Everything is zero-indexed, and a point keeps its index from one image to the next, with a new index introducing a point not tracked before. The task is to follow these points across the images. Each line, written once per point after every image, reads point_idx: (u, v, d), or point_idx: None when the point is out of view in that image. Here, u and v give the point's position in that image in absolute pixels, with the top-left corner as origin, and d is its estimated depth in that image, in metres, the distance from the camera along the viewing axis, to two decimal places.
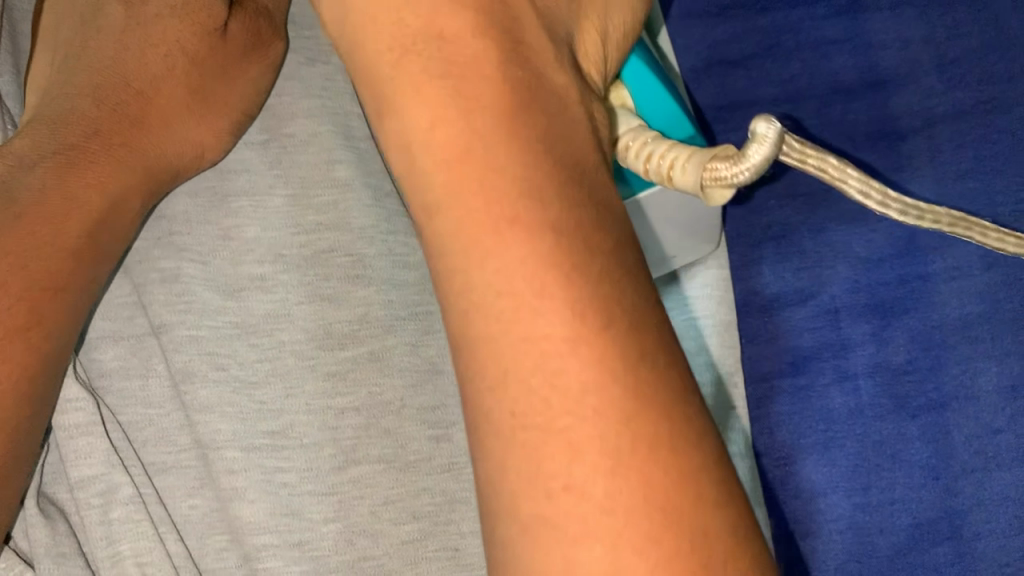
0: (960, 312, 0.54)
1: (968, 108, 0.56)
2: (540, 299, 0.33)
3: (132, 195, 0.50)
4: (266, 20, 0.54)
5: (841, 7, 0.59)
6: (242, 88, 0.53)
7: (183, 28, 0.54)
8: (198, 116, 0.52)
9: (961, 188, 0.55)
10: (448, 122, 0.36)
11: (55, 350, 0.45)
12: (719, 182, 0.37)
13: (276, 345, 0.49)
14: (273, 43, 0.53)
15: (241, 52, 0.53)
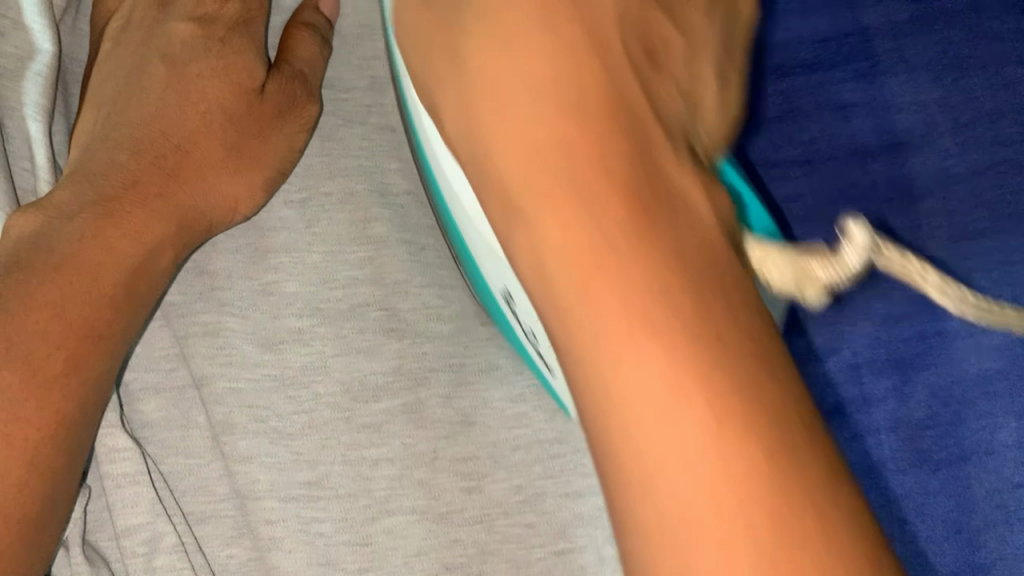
0: (980, 368, 0.55)
1: (981, 169, 0.59)
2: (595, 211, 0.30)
3: (168, 246, 0.49)
4: (303, 81, 0.53)
5: (858, 72, 0.60)
6: (278, 146, 0.53)
7: (221, 84, 0.53)
8: (235, 172, 0.52)
9: (973, 246, 0.58)
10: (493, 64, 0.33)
11: (89, 398, 0.44)
12: (814, 281, 0.34)
13: (312, 397, 0.50)
14: (306, 107, 0.53)
15: (277, 111, 0.53)
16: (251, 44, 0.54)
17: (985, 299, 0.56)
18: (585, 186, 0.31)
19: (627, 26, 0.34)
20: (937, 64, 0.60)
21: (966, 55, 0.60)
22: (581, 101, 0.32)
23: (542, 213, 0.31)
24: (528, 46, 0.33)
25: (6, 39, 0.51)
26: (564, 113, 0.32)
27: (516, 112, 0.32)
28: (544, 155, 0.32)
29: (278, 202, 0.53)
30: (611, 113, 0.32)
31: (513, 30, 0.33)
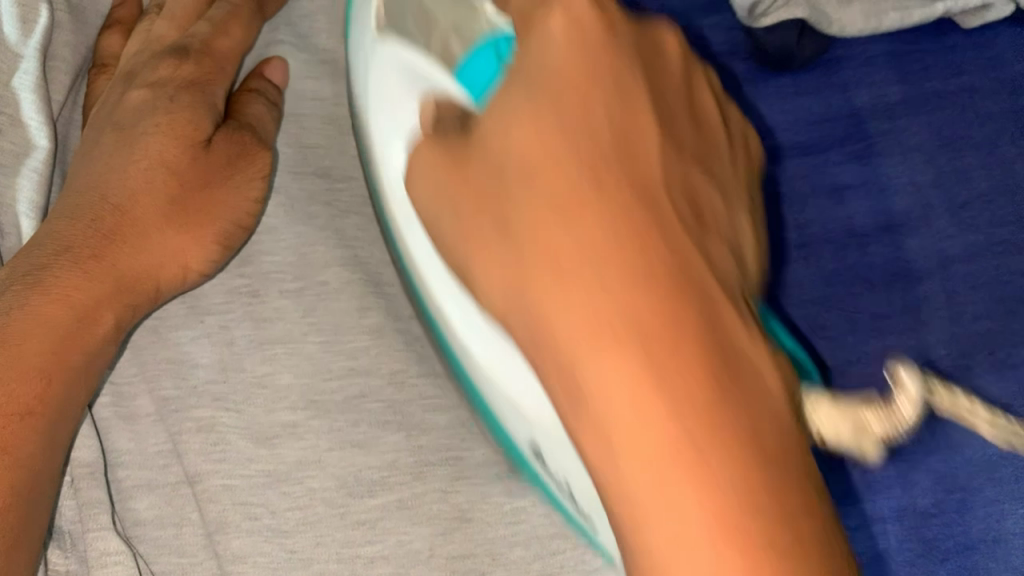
0: (984, 453, 0.54)
1: (981, 250, 0.58)
2: (611, 318, 0.30)
3: (104, 311, 0.46)
4: (252, 133, 0.52)
5: (853, 154, 0.60)
6: (230, 198, 0.50)
7: (163, 139, 0.49)
8: (180, 227, 0.49)
9: (980, 328, 0.56)
10: (535, 160, 0.33)
11: (29, 483, 0.42)
12: (872, 436, 0.34)
13: (306, 493, 0.49)
14: (259, 153, 0.51)
15: (226, 161, 0.50)
16: (203, 100, 0.51)
17: (987, 382, 0.56)
18: (636, 326, 0.30)
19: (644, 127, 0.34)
20: (932, 144, 0.60)
21: (960, 136, 0.60)
22: (615, 216, 0.32)
23: (596, 365, 0.30)
24: (562, 187, 0.32)
25: (4, 135, 0.51)
26: (616, 275, 0.31)
27: (535, 212, 0.32)
28: (567, 246, 0.31)
29: (273, 292, 0.52)
30: (651, 237, 0.32)
31: (545, 131, 0.33)
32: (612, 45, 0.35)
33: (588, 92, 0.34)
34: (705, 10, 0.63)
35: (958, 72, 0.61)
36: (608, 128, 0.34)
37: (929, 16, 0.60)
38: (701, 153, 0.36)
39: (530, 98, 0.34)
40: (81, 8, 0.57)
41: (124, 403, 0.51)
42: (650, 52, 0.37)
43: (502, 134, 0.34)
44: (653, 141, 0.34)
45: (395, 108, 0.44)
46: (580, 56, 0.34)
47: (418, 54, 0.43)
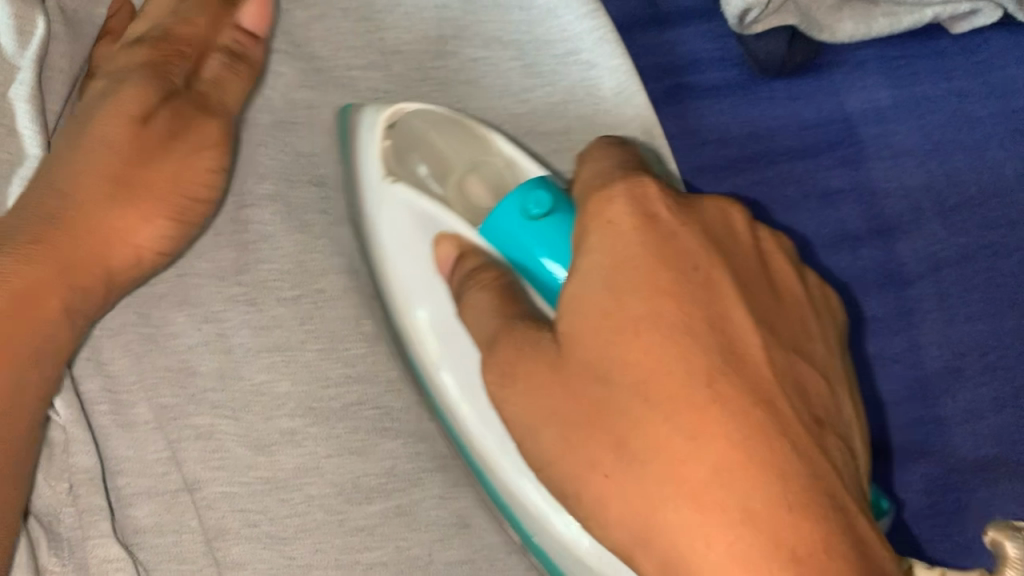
0: (976, 454, 0.55)
1: (971, 253, 0.58)
2: (714, 475, 0.37)
3: (51, 292, 0.47)
4: (199, 106, 0.53)
5: (844, 158, 0.61)
6: (179, 171, 0.52)
7: (107, 123, 0.51)
8: (128, 204, 0.51)
9: (972, 329, 0.57)
10: (631, 352, 0.39)
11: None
12: None
13: (305, 500, 0.50)
14: (209, 125, 0.52)
15: (170, 138, 0.52)
16: (149, 78, 0.52)
17: (978, 385, 0.56)
18: (766, 493, 0.37)
19: (725, 305, 0.40)
20: (922, 148, 0.61)
21: (949, 140, 0.61)
22: (706, 393, 0.38)
23: (706, 541, 0.37)
24: (657, 372, 0.38)
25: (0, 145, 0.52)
26: (717, 448, 0.37)
27: (635, 400, 0.39)
28: (665, 429, 0.38)
29: (271, 300, 0.52)
30: (764, 418, 0.38)
31: (632, 322, 0.39)
32: (694, 241, 0.41)
33: (672, 292, 0.39)
34: (701, 18, 0.63)
35: (948, 75, 0.62)
36: (705, 322, 0.39)
37: (919, 20, 0.60)
38: (793, 337, 0.42)
39: (625, 317, 0.39)
40: (77, 18, 0.57)
41: (122, 412, 0.50)
42: (723, 230, 0.43)
43: (602, 351, 0.39)
44: (747, 329, 0.40)
45: (421, 258, 0.50)
46: (659, 248, 0.40)
47: (437, 203, 0.49)
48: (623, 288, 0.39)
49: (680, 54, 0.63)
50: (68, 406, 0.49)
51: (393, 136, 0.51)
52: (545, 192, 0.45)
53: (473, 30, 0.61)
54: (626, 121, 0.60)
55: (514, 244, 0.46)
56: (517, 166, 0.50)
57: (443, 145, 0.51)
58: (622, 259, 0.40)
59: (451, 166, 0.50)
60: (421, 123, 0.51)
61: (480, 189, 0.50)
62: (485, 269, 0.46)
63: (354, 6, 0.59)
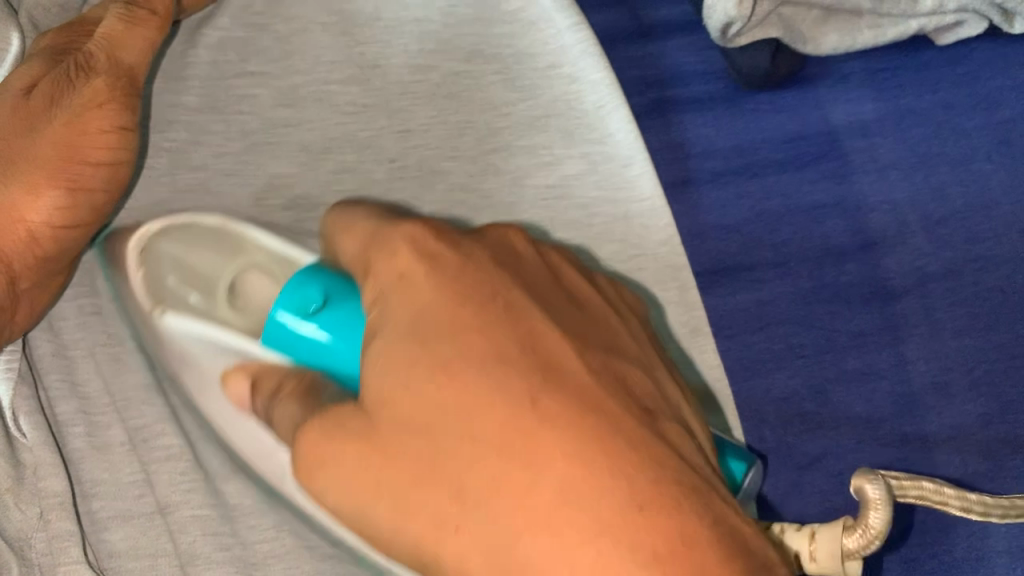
0: (959, 472, 0.53)
1: (957, 267, 0.58)
2: (553, 488, 0.34)
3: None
4: (83, 62, 0.47)
5: (829, 172, 0.60)
6: (55, 134, 0.45)
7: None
8: (3, 181, 0.45)
9: (959, 344, 0.56)
10: (438, 389, 0.36)
11: None
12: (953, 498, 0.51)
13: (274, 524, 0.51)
14: (92, 82, 0.46)
15: (48, 103, 0.45)
16: (44, 58, 0.48)
17: (964, 403, 0.55)
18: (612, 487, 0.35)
19: (527, 322, 0.39)
20: (908, 161, 0.60)
21: (935, 153, 0.60)
22: (518, 408, 0.36)
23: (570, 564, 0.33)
24: (467, 398, 0.36)
25: None
26: (550, 458, 0.35)
27: (452, 435, 0.36)
28: (486, 455, 0.35)
29: None
30: (589, 416, 0.36)
31: (432, 360, 0.37)
32: (481, 269, 0.41)
33: (471, 319, 0.38)
34: (684, 31, 0.64)
35: (933, 88, 0.62)
36: (502, 338, 0.38)
37: (904, 33, 0.60)
38: (608, 345, 0.41)
39: (427, 355, 0.37)
40: None
41: (98, 433, 0.50)
42: (507, 255, 0.43)
43: (411, 395, 0.37)
44: (551, 336, 0.39)
45: (214, 383, 0.48)
46: (447, 282, 0.39)
47: (222, 331, 0.48)
48: (418, 330, 0.38)
49: (662, 70, 0.63)
50: (34, 428, 0.48)
51: (148, 267, 0.49)
52: (314, 285, 0.46)
53: (454, 44, 0.60)
54: (610, 132, 0.59)
55: (304, 346, 0.46)
56: (290, 257, 0.50)
57: (199, 261, 0.49)
58: (413, 305, 0.39)
59: (223, 279, 0.49)
60: (173, 245, 0.49)
61: (264, 284, 0.49)
62: (290, 377, 0.45)
63: (334, 21, 0.59)
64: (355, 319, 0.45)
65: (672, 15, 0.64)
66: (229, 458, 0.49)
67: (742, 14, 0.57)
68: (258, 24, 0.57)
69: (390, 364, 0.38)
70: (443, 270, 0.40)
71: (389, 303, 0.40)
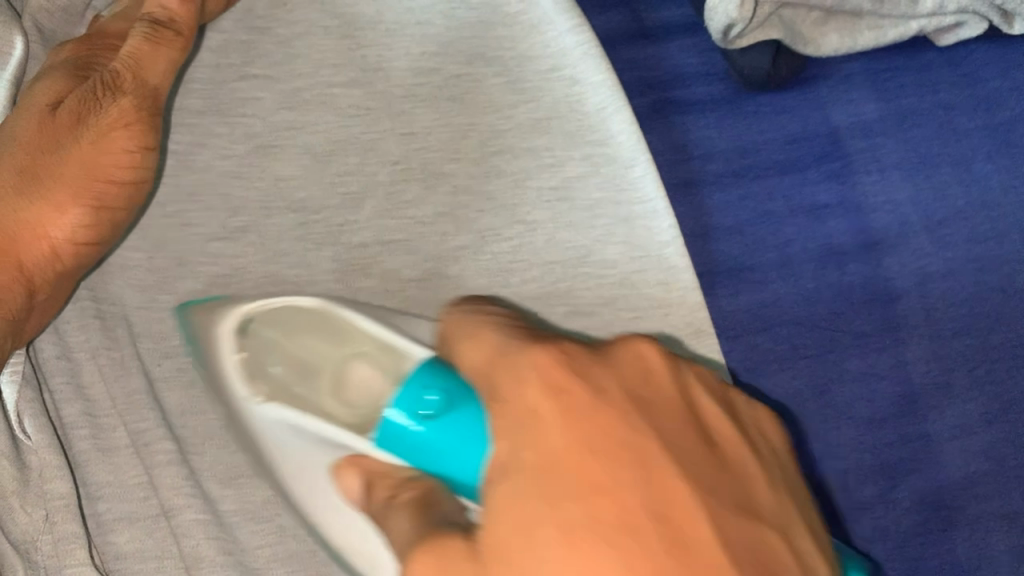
0: (965, 471, 0.55)
1: (959, 267, 0.58)
2: None
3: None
4: (108, 83, 0.46)
5: (831, 173, 0.60)
6: (82, 156, 0.45)
7: (17, 117, 0.46)
8: (31, 198, 0.45)
9: (960, 344, 0.56)
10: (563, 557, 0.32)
11: None
12: None
13: (276, 530, 0.50)
14: (118, 101, 0.46)
15: (74, 120, 0.45)
16: (66, 69, 0.48)
17: (967, 401, 0.55)
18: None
19: (668, 486, 0.33)
20: (910, 162, 0.60)
21: (935, 153, 0.60)
22: None
23: None
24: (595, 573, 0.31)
25: None
26: None
27: None
28: None
29: None
30: None
31: (557, 521, 0.32)
32: (616, 420, 0.35)
33: (605, 478, 0.33)
34: (685, 33, 0.64)
35: (934, 89, 0.62)
36: (645, 511, 0.32)
37: (905, 33, 0.60)
38: (747, 507, 0.35)
39: (558, 513, 0.32)
40: (53, 37, 0.57)
41: (102, 436, 0.50)
42: (638, 386, 0.37)
43: (533, 557, 0.32)
44: (699, 515, 0.33)
45: (319, 469, 0.46)
46: (578, 427, 0.34)
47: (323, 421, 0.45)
48: (546, 481, 0.33)
49: (663, 71, 0.63)
50: (39, 430, 0.48)
51: (247, 349, 0.46)
52: (438, 387, 0.42)
53: (456, 46, 0.60)
54: (612, 134, 0.59)
55: (422, 452, 0.42)
56: (392, 347, 0.45)
57: (305, 346, 0.46)
58: (544, 456, 0.34)
59: (322, 368, 0.46)
60: (276, 330, 0.47)
61: (366, 373, 0.45)
62: (406, 491, 0.41)
63: (335, 24, 0.59)
64: (476, 428, 0.41)
65: (674, 17, 0.64)
66: (329, 546, 0.46)
67: (744, 15, 0.56)
68: (260, 27, 0.58)
69: (513, 512, 0.33)
70: (580, 409, 0.35)
71: (516, 445, 0.35)
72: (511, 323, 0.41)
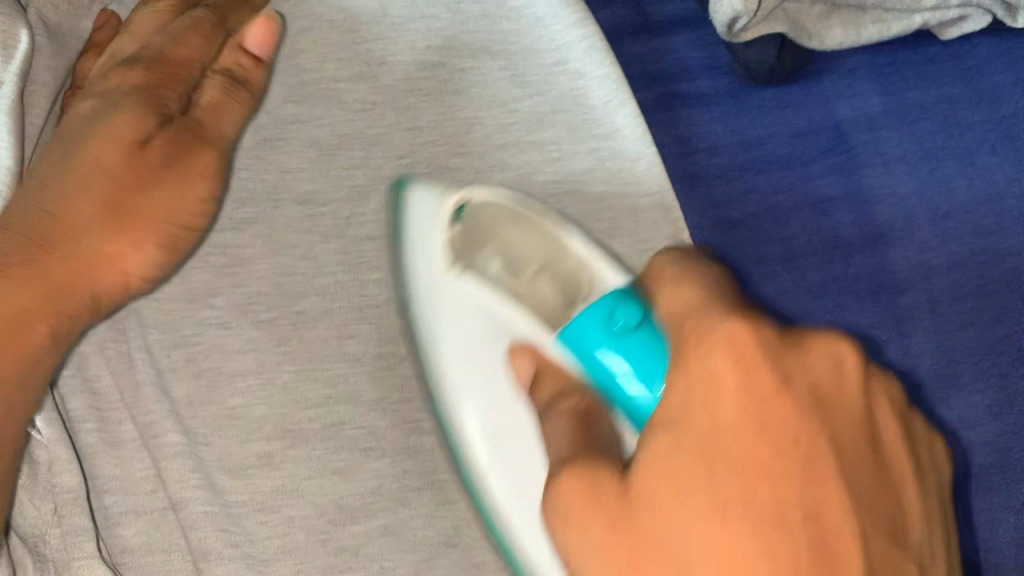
0: (971, 461, 0.55)
1: (963, 259, 0.58)
2: None
3: (35, 323, 0.45)
4: (197, 133, 0.47)
5: (836, 166, 0.60)
6: (169, 204, 0.46)
7: (100, 143, 0.45)
8: (113, 234, 0.46)
9: (965, 337, 0.57)
10: (697, 515, 0.33)
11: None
12: None
13: (284, 521, 0.49)
14: (204, 154, 0.47)
15: (165, 165, 0.46)
16: (145, 101, 0.46)
17: (972, 393, 0.56)
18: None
19: (824, 479, 0.34)
20: (914, 155, 0.60)
21: (940, 146, 0.61)
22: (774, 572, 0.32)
23: None
24: (725, 542, 0.33)
25: None
26: None
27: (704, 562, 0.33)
28: None
29: (246, 322, 0.52)
30: None
31: (700, 478, 0.33)
32: (789, 412, 0.34)
33: (769, 460, 0.34)
34: (689, 26, 0.64)
35: (938, 82, 0.62)
36: (799, 510, 0.33)
37: (909, 26, 0.60)
38: (892, 520, 0.36)
39: (709, 461, 0.34)
40: (61, 33, 0.58)
41: (110, 429, 0.50)
42: (826, 389, 0.36)
43: (678, 497, 0.34)
44: (848, 529, 0.34)
45: (491, 358, 0.50)
46: (766, 401, 0.34)
47: (509, 306, 0.50)
48: (713, 434, 0.34)
49: (667, 64, 0.63)
50: (49, 424, 0.48)
51: (459, 230, 0.51)
52: (634, 304, 0.43)
53: (461, 40, 0.60)
54: (618, 127, 0.59)
55: (600, 363, 0.44)
56: (592, 270, 0.49)
57: (516, 241, 0.51)
58: (711, 419, 0.34)
59: (525, 267, 0.50)
60: (494, 217, 0.51)
61: (552, 285, 0.49)
62: (571, 390, 0.45)
63: (340, 18, 0.59)
64: (660, 357, 0.42)
65: (678, 10, 0.64)
66: (464, 435, 0.50)
67: (750, 8, 0.56)
68: None
69: (674, 452, 0.34)
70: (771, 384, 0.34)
71: (683, 401, 0.35)
72: (726, 278, 0.39)
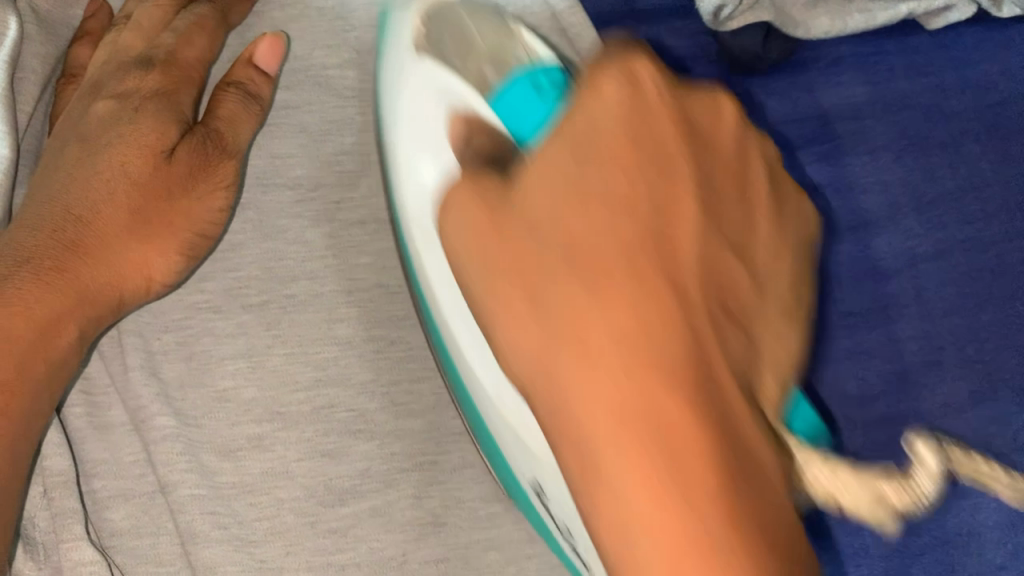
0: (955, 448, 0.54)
1: (948, 247, 0.58)
2: (606, 373, 0.31)
3: (66, 323, 0.47)
4: (217, 143, 0.51)
5: (821, 154, 0.61)
6: (191, 210, 0.50)
7: (128, 149, 0.50)
8: (142, 238, 0.49)
9: (950, 324, 0.57)
10: (561, 200, 0.34)
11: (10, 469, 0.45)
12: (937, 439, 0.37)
13: (274, 503, 0.49)
14: (222, 164, 0.51)
15: (188, 172, 0.50)
16: (168, 112, 0.51)
17: (954, 378, 0.55)
18: (649, 415, 0.31)
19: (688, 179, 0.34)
20: (899, 144, 0.61)
21: (925, 135, 0.61)
22: (630, 284, 0.33)
23: (580, 406, 0.32)
24: (583, 230, 0.33)
25: None
26: (620, 338, 0.32)
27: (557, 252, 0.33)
28: (578, 295, 0.33)
29: (237, 307, 0.52)
30: (679, 312, 0.32)
31: (572, 176, 0.34)
32: (671, 126, 0.35)
33: (631, 159, 0.34)
34: (676, 14, 0.64)
35: (923, 72, 0.62)
36: (651, 207, 0.34)
37: (894, 16, 0.60)
38: (749, 241, 0.35)
39: (575, 155, 0.34)
40: (51, 20, 0.58)
41: (98, 414, 0.51)
42: (705, 122, 0.36)
43: (542, 185, 0.34)
44: (697, 240, 0.34)
45: (429, 124, 0.47)
46: (641, 109, 0.35)
47: (454, 76, 0.47)
48: (581, 138, 0.35)
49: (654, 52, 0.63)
50: None
51: (428, 24, 0.49)
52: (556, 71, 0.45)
53: None
54: None
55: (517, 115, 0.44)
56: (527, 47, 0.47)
57: (469, 26, 0.48)
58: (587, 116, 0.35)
59: (474, 48, 0.47)
60: (457, 11, 0.49)
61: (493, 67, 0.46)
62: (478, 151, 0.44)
63: (330, 5, 0.59)
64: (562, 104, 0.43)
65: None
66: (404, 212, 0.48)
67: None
68: (257, 11, 0.58)
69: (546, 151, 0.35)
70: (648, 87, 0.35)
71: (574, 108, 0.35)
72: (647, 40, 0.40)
